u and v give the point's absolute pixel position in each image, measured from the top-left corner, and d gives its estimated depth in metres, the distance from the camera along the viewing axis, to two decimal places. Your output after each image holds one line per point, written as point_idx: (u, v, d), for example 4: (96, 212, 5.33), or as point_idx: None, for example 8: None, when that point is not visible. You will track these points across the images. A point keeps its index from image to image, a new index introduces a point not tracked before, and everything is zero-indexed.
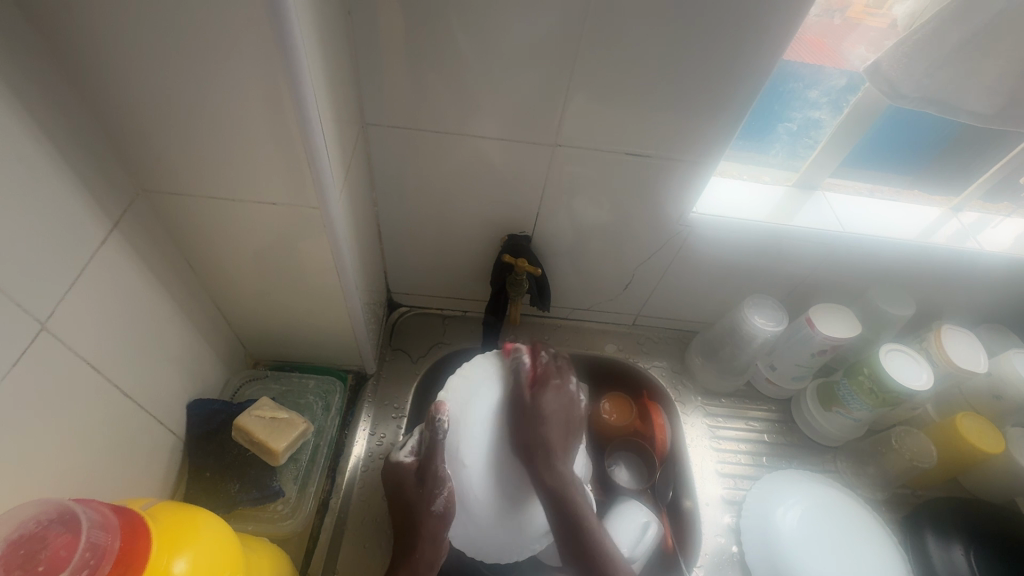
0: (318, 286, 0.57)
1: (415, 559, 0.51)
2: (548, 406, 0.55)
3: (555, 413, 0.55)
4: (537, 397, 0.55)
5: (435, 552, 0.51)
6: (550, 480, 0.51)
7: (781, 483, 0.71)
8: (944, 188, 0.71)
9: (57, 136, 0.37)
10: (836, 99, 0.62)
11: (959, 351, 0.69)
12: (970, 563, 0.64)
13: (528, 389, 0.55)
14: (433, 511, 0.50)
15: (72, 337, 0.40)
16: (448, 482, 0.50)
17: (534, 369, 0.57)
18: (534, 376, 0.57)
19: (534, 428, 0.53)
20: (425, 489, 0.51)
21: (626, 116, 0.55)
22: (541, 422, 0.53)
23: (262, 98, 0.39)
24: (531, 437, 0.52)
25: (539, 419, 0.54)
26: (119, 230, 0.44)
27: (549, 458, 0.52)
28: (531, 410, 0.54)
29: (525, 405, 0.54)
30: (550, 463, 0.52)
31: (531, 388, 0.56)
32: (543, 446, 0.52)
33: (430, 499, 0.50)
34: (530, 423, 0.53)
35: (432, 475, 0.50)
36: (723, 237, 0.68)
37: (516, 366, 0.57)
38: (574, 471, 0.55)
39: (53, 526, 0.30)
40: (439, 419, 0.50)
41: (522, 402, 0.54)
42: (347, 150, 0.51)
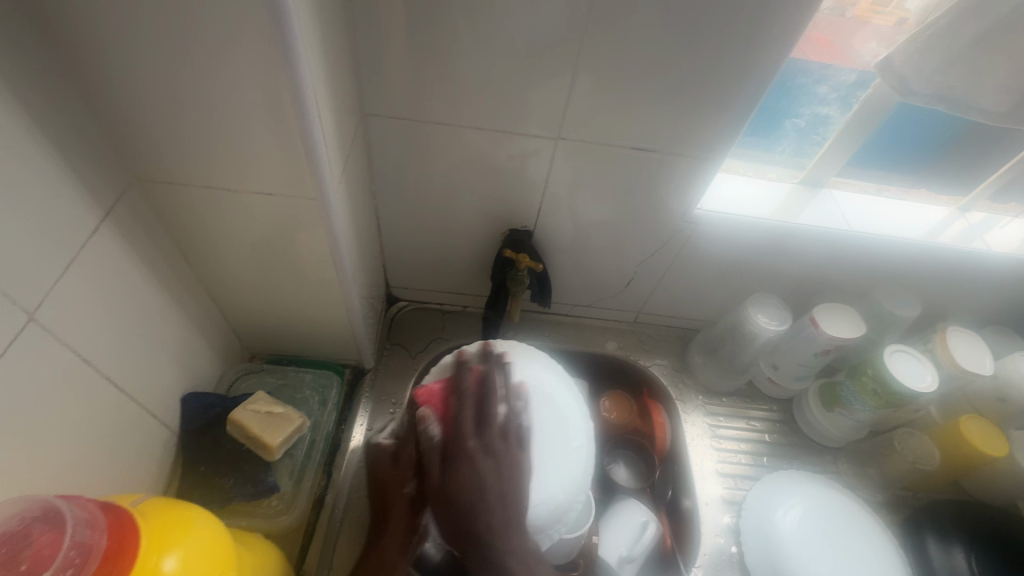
0: (314, 280, 0.57)
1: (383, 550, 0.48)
2: (488, 454, 0.43)
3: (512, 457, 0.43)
4: (484, 444, 0.43)
5: (409, 538, 0.47)
6: (499, 554, 0.40)
7: (782, 485, 0.70)
8: (951, 188, 0.70)
9: (47, 123, 0.36)
10: (845, 95, 0.60)
11: (963, 352, 0.68)
12: (971, 566, 0.63)
13: (461, 437, 0.43)
14: (404, 497, 0.47)
15: (62, 328, 0.39)
16: (426, 464, 0.47)
17: (478, 399, 0.45)
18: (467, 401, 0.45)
19: (471, 486, 0.41)
20: (399, 471, 0.48)
21: (631, 111, 0.54)
22: (495, 464, 0.43)
23: (257, 84, 0.38)
24: (455, 505, 0.42)
25: (472, 477, 0.42)
26: (111, 219, 0.43)
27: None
28: (465, 463, 0.42)
29: (455, 456, 0.43)
30: (510, 511, 0.41)
31: (471, 428, 0.44)
32: (488, 505, 0.41)
33: (402, 481, 0.47)
34: (453, 486, 0.42)
35: (405, 456, 0.47)
36: (726, 234, 0.67)
37: (457, 404, 0.45)
38: (541, 508, 0.45)
39: (37, 524, 0.29)
40: (418, 404, 0.47)
41: (454, 449, 0.43)
42: (346, 141, 0.50)
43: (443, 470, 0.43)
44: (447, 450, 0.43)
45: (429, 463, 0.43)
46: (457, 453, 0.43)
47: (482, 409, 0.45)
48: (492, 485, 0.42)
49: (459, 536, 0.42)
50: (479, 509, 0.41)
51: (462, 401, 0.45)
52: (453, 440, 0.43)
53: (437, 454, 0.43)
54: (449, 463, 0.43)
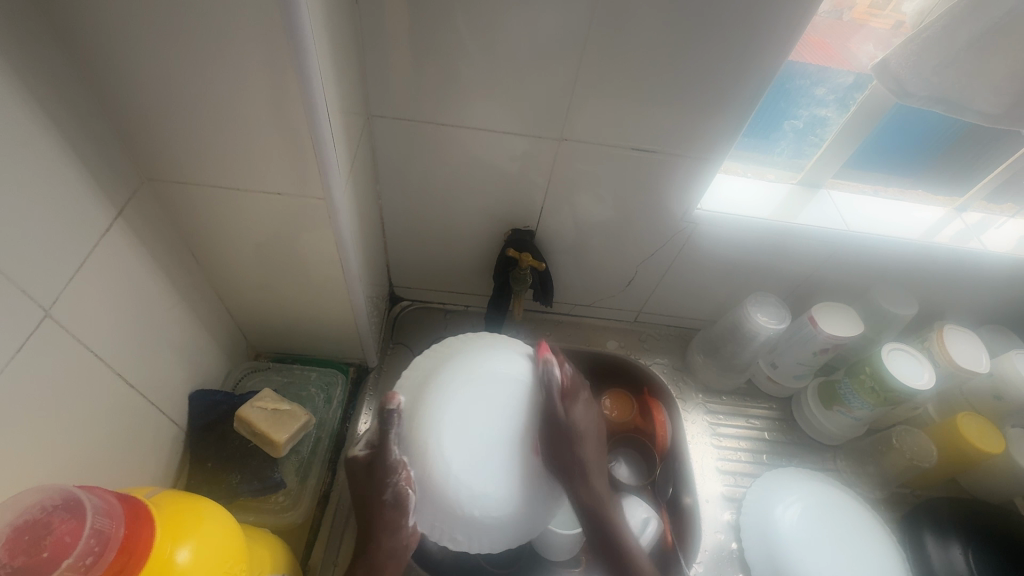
0: (320, 279, 0.57)
1: (375, 553, 0.47)
2: (591, 405, 0.55)
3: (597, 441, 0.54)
4: (569, 412, 0.53)
5: (397, 541, 0.48)
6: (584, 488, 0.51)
7: (782, 482, 0.71)
8: (947, 188, 0.71)
9: (62, 123, 0.36)
10: (843, 97, 0.61)
11: (960, 350, 0.69)
12: (968, 563, 0.64)
13: (569, 391, 0.54)
14: (384, 503, 0.47)
15: (75, 325, 0.40)
16: (403, 469, 0.48)
17: (579, 370, 0.58)
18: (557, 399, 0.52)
19: (578, 427, 0.52)
20: (375, 478, 0.48)
21: (632, 113, 0.55)
22: (593, 414, 0.55)
23: (268, 86, 0.39)
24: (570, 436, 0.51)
25: (585, 421, 0.53)
26: (122, 218, 0.43)
27: (585, 473, 0.51)
28: (580, 406, 0.54)
29: (574, 399, 0.54)
30: (598, 458, 0.53)
31: (558, 398, 0.52)
32: (587, 443, 0.52)
33: (381, 488, 0.48)
34: (574, 422, 0.52)
35: (382, 462, 0.48)
36: (726, 234, 0.68)
37: (570, 368, 0.56)
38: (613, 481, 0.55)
39: (58, 513, 0.30)
40: (390, 409, 0.48)
41: (572, 395, 0.54)
42: (352, 142, 0.51)
43: (567, 408, 0.53)
44: (564, 396, 0.53)
45: (554, 405, 0.52)
46: (573, 397, 0.54)
47: (581, 377, 0.58)
48: (595, 429, 0.54)
49: (567, 472, 0.50)
50: (585, 448, 0.52)
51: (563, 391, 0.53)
52: (567, 389, 0.54)
53: (560, 397, 0.52)
54: (568, 405, 0.53)
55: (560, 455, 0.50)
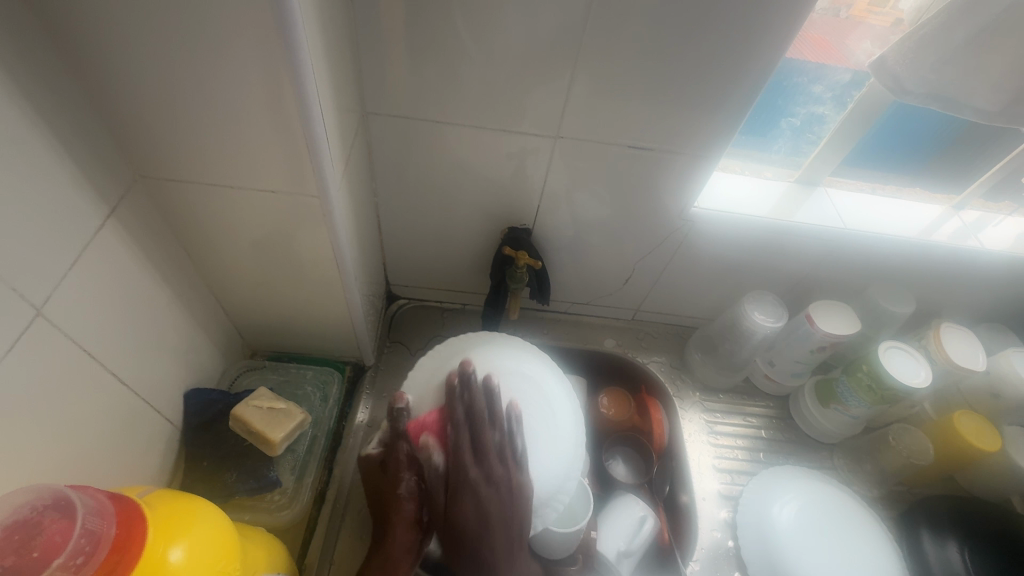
0: (316, 277, 0.57)
1: (390, 545, 0.51)
2: (489, 482, 0.50)
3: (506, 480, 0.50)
4: (467, 481, 0.50)
5: (409, 535, 0.52)
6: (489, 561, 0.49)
7: (779, 480, 0.71)
8: (945, 185, 0.71)
9: (54, 120, 0.36)
10: (841, 95, 0.61)
11: (957, 348, 0.69)
12: (965, 560, 0.64)
13: (463, 467, 0.50)
14: (399, 496, 0.52)
15: (68, 324, 0.39)
16: (412, 465, 0.52)
17: (472, 428, 0.51)
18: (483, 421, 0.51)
19: (467, 506, 0.50)
20: (389, 474, 0.52)
21: (629, 110, 0.55)
22: (494, 489, 0.50)
23: (261, 83, 0.39)
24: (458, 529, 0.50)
25: (478, 504, 0.50)
26: (116, 216, 0.43)
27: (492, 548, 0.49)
28: (471, 490, 0.50)
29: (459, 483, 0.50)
30: (512, 535, 0.50)
31: (467, 464, 0.51)
32: (486, 531, 0.50)
33: (394, 482, 0.52)
34: (460, 511, 0.50)
35: (392, 460, 0.52)
36: (724, 232, 0.67)
37: (454, 432, 0.51)
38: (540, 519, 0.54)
39: (48, 512, 0.29)
40: (397, 409, 0.52)
41: (457, 478, 0.50)
42: (347, 140, 0.51)
43: (450, 493, 0.51)
44: (455, 472, 0.51)
45: (437, 484, 0.51)
46: (462, 479, 0.50)
47: (477, 438, 0.51)
48: (500, 509, 0.50)
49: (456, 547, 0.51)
50: (483, 539, 0.50)
51: (479, 420, 0.51)
52: (455, 466, 0.51)
53: (443, 479, 0.51)
54: (462, 477, 0.51)
55: (453, 532, 0.51)
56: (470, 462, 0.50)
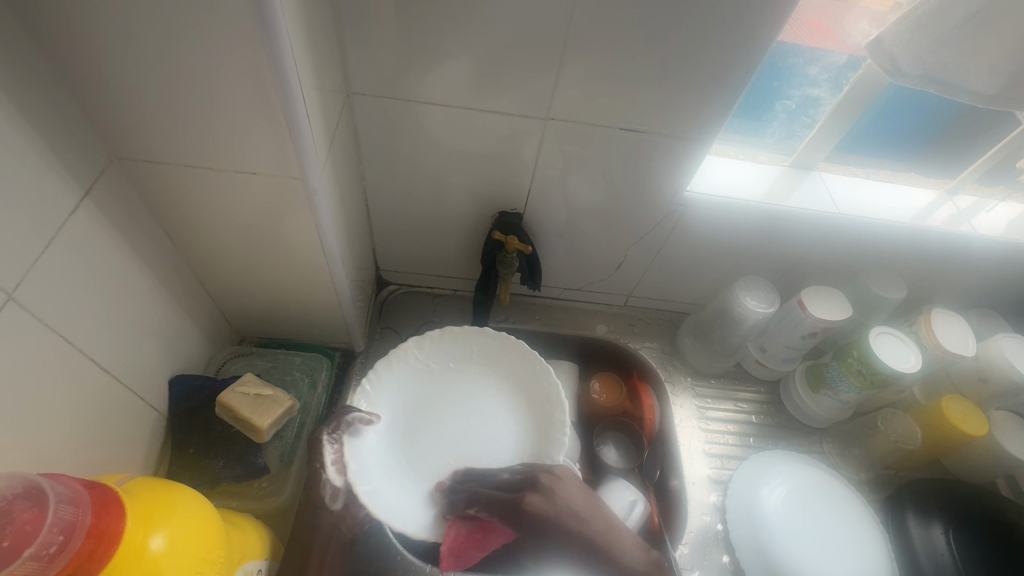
0: (301, 262, 0.56)
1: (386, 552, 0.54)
2: (537, 494, 0.52)
3: (534, 528, 0.51)
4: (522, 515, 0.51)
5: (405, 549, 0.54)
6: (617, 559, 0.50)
7: (769, 465, 0.71)
8: (939, 171, 0.71)
9: (21, 98, 0.35)
10: (836, 77, 0.60)
11: (948, 334, 0.69)
12: (948, 541, 0.65)
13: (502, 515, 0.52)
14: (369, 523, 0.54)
15: (44, 309, 0.38)
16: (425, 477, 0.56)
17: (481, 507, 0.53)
18: (473, 496, 0.53)
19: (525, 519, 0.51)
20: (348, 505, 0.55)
21: (621, 92, 0.54)
22: (544, 497, 0.51)
23: (239, 62, 0.37)
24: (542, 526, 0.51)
25: (541, 515, 0.51)
26: (90, 198, 0.42)
27: (605, 548, 0.50)
28: (524, 515, 0.51)
29: (517, 518, 0.51)
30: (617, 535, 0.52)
31: (500, 516, 0.52)
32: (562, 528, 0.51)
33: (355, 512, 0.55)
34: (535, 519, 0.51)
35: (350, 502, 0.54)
36: (717, 216, 0.66)
37: (475, 510, 0.53)
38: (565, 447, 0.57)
39: (19, 503, 0.28)
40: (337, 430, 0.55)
41: (515, 513, 0.51)
42: (331, 121, 0.50)
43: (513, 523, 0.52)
44: (505, 512, 0.52)
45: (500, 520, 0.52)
46: (507, 515, 0.52)
47: (490, 487, 0.54)
48: (555, 509, 0.51)
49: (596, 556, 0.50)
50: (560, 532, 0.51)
51: (472, 513, 0.53)
52: (498, 509, 0.52)
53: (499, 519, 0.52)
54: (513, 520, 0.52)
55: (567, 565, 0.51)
56: (494, 531, 0.53)
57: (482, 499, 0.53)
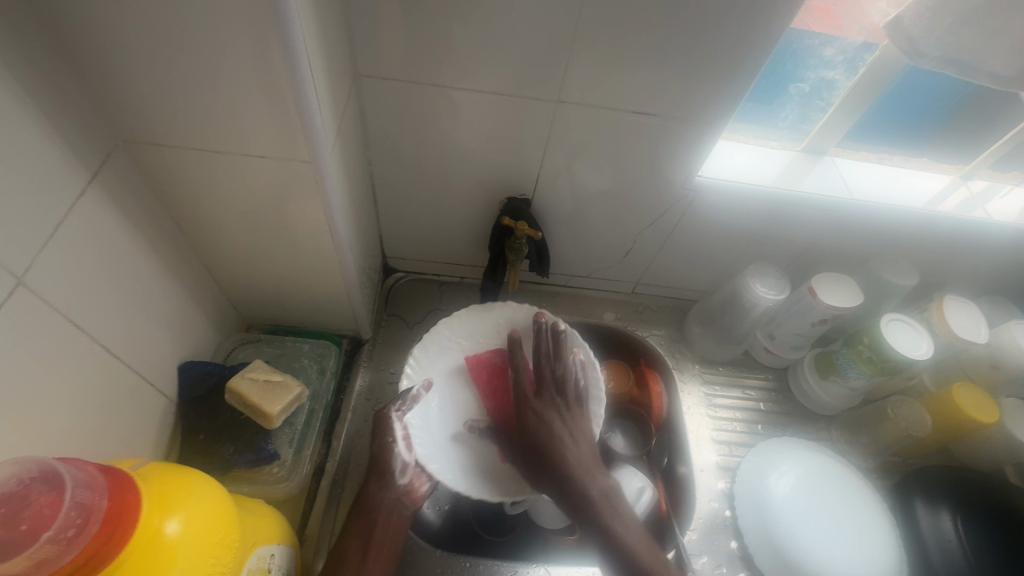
0: (310, 249, 0.56)
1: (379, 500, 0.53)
2: (561, 409, 0.54)
3: (568, 427, 0.53)
4: (535, 403, 0.54)
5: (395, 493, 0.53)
6: (569, 477, 0.51)
7: (780, 453, 0.71)
8: (953, 156, 0.69)
9: (26, 78, 0.34)
10: (852, 59, 0.59)
11: (959, 321, 0.68)
12: (957, 528, 0.65)
13: (525, 390, 0.55)
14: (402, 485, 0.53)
15: (53, 294, 0.38)
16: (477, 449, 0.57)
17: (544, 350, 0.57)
18: (545, 338, 0.57)
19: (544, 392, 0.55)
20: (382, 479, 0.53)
21: (634, 75, 0.53)
22: (558, 415, 0.54)
23: (248, 43, 0.37)
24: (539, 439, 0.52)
25: (541, 420, 0.53)
26: (97, 181, 0.41)
27: (568, 471, 0.51)
28: (539, 411, 0.54)
29: (538, 399, 0.54)
30: (579, 453, 0.52)
31: (529, 390, 0.55)
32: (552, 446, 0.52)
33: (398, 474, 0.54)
34: (535, 428, 0.53)
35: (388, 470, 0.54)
36: (728, 202, 0.66)
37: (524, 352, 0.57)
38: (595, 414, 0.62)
39: (36, 486, 0.28)
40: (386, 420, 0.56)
41: (534, 395, 0.55)
42: (339, 104, 0.49)
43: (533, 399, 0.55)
44: (534, 388, 0.55)
45: (523, 387, 0.55)
46: (533, 395, 0.55)
47: (557, 347, 0.57)
48: (561, 427, 0.53)
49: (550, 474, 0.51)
50: (552, 455, 0.51)
51: (543, 347, 0.57)
52: (530, 383, 0.56)
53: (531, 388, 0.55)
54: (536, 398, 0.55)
55: (538, 442, 0.52)
56: (543, 397, 0.54)
57: (559, 346, 0.57)
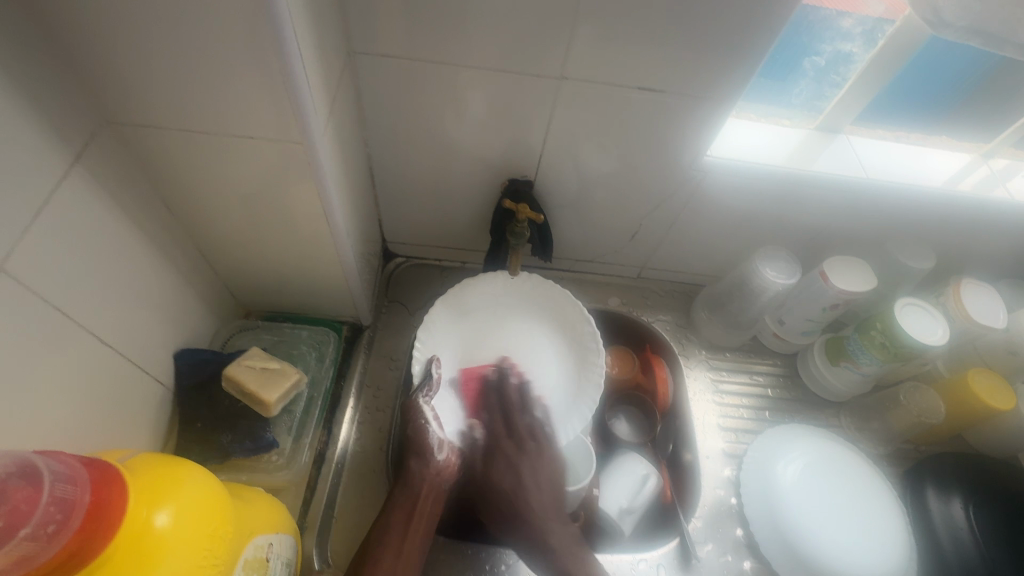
0: (305, 233, 0.54)
1: (409, 473, 0.54)
2: (523, 452, 0.58)
3: (523, 471, 0.57)
4: (490, 459, 0.59)
5: (426, 468, 0.54)
6: (538, 537, 0.54)
7: (801, 447, 0.68)
8: (975, 133, 0.66)
9: (0, 55, 0.32)
10: (871, 30, 0.56)
11: (977, 305, 0.66)
12: (968, 516, 0.63)
13: (499, 439, 0.60)
14: (432, 461, 0.55)
15: (37, 281, 0.37)
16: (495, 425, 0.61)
17: (505, 417, 0.61)
18: (511, 390, 0.62)
19: (497, 462, 0.59)
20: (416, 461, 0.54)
21: (640, 49, 0.50)
22: (528, 462, 0.58)
23: (231, 15, 0.35)
24: (490, 493, 0.58)
25: (504, 478, 0.57)
26: (81, 163, 0.40)
27: (532, 522, 0.55)
28: (501, 458, 0.59)
29: (494, 454, 0.59)
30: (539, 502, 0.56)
31: (501, 434, 0.60)
32: (518, 505, 0.56)
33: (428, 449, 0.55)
34: (495, 481, 0.58)
35: (423, 446, 0.55)
36: (738, 184, 0.63)
37: (489, 404, 0.62)
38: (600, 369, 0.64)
39: (13, 480, 0.27)
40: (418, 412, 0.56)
41: (495, 448, 0.59)
42: (331, 82, 0.47)
43: (487, 463, 0.59)
44: (490, 446, 0.60)
45: (481, 440, 0.60)
46: (496, 447, 0.59)
47: (522, 402, 0.62)
48: (527, 478, 0.57)
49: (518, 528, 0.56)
50: (515, 501, 0.56)
51: (512, 398, 0.62)
52: (495, 437, 0.60)
53: (481, 451, 0.60)
54: (489, 463, 0.59)
55: (500, 504, 0.57)
56: (514, 445, 0.59)
57: (526, 398, 0.62)
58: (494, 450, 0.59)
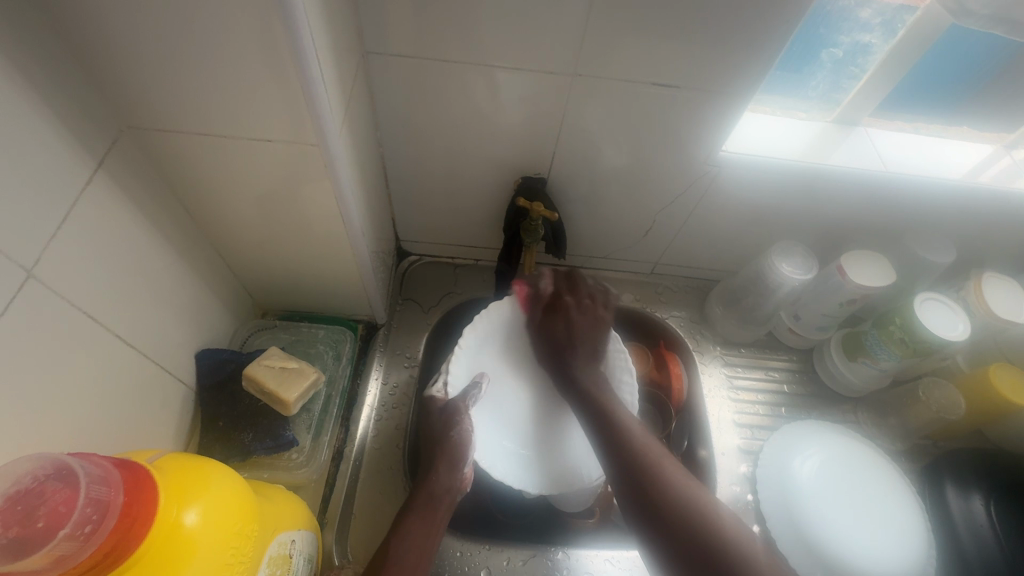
0: (321, 234, 0.55)
1: (434, 483, 0.52)
2: (578, 309, 0.63)
3: (584, 324, 0.62)
4: (548, 318, 0.63)
5: (452, 478, 0.52)
6: (587, 396, 0.56)
7: (835, 445, 0.68)
8: (997, 124, 0.65)
9: (27, 65, 0.33)
10: (890, 21, 0.55)
11: (999, 299, 0.65)
12: (988, 512, 0.63)
13: (561, 297, 0.64)
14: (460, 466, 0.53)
15: (63, 286, 0.38)
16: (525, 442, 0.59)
17: (572, 279, 0.66)
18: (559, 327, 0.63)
19: (557, 331, 0.62)
20: (438, 474, 0.52)
21: (654, 45, 0.50)
22: (583, 317, 0.63)
23: (249, 20, 0.35)
24: (559, 339, 0.62)
25: (563, 327, 0.62)
26: (104, 169, 0.41)
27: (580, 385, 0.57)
28: (561, 313, 0.63)
29: (557, 308, 0.64)
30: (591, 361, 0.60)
31: (561, 294, 0.64)
32: (577, 352, 0.61)
33: (456, 461, 0.53)
34: (556, 329, 0.62)
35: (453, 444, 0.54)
36: (753, 179, 0.63)
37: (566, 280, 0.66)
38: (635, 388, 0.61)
39: (51, 482, 0.28)
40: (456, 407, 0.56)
41: (556, 304, 0.64)
42: (347, 83, 0.47)
43: (545, 316, 0.64)
44: (551, 304, 0.64)
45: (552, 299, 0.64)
46: (557, 306, 0.64)
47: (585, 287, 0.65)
48: (583, 328, 0.62)
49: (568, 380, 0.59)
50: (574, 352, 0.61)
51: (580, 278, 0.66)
52: (558, 297, 0.64)
53: (541, 307, 0.64)
54: (546, 315, 0.64)
55: (556, 365, 0.61)
56: (576, 302, 0.64)
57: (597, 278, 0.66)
58: (556, 308, 0.64)
